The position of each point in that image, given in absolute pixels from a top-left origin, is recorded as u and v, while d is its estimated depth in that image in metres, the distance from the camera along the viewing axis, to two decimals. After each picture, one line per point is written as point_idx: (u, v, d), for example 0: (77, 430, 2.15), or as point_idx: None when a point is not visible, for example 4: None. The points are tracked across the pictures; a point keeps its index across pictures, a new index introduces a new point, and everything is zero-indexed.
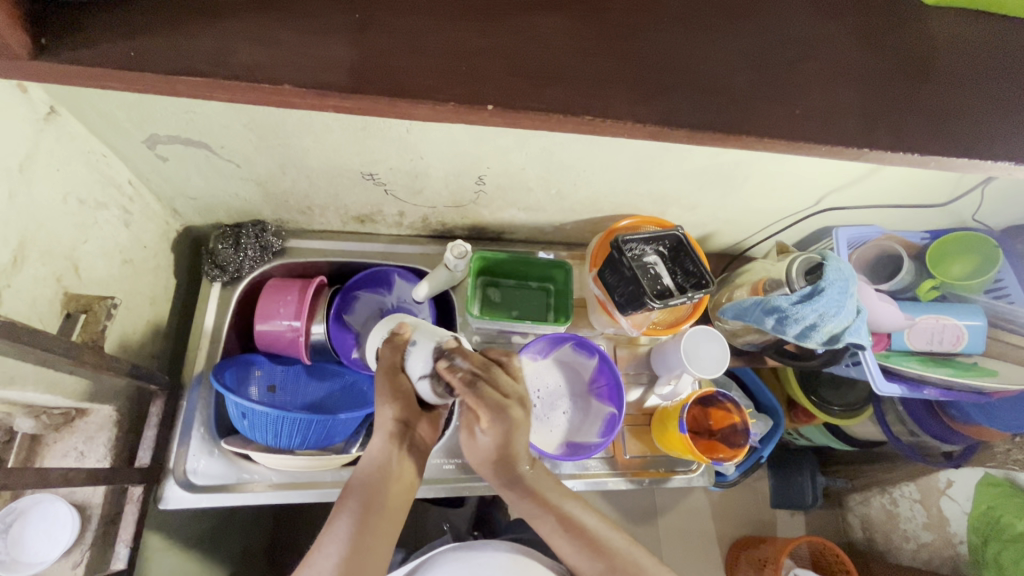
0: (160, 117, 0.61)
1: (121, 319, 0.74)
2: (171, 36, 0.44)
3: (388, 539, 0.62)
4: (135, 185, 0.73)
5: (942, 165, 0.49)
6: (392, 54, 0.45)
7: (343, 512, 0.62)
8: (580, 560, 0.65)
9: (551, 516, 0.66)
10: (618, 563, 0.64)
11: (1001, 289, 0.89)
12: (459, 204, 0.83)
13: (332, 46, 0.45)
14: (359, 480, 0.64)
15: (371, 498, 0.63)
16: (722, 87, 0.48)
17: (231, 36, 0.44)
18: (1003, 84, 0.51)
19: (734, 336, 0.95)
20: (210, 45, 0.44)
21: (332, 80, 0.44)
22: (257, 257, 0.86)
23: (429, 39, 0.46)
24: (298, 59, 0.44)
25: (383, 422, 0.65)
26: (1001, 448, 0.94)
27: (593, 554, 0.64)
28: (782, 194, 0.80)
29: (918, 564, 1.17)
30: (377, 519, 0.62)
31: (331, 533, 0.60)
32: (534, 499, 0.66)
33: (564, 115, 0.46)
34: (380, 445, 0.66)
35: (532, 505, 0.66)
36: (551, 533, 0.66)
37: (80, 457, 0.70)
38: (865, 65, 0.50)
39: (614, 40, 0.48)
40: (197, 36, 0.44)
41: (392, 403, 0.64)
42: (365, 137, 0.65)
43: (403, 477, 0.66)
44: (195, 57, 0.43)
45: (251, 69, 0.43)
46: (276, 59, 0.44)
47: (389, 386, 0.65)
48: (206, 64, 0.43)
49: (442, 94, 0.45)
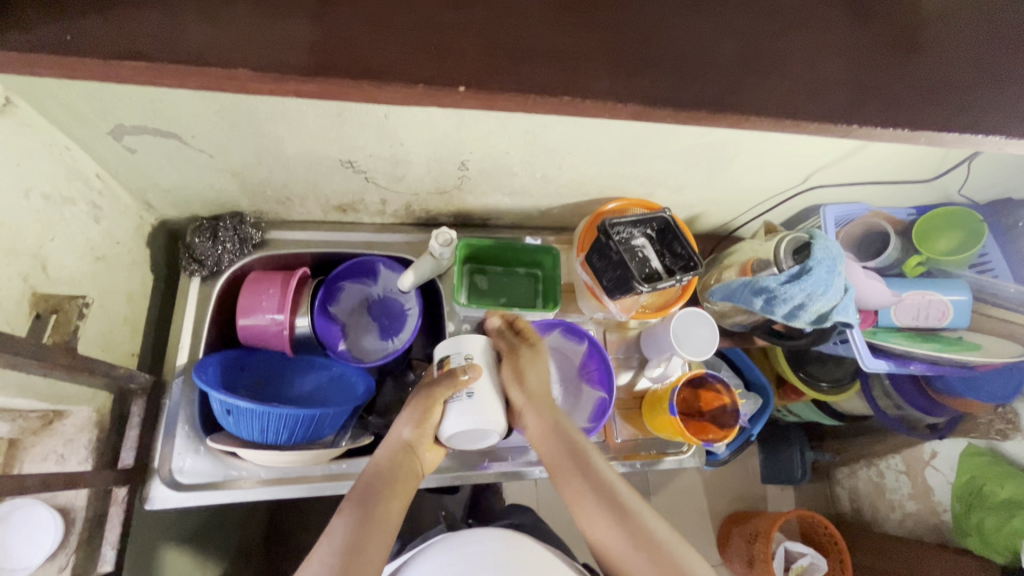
0: (124, 106, 0.58)
1: (96, 317, 0.72)
2: (110, 16, 0.41)
3: (382, 549, 0.61)
4: (104, 178, 0.70)
5: (931, 141, 0.48)
6: (354, 34, 0.43)
7: (339, 520, 0.62)
8: (595, 507, 0.65)
9: (571, 461, 0.68)
10: (628, 512, 0.64)
11: (985, 263, 0.90)
12: (443, 190, 0.81)
13: (289, 26, 0.42)
14: (358, 491, 0.65)
15: (369, 508, 0.63)
16: (705, 62, 0.47)
17: (187, 18, 0.42)
18: (990, 54, 0.50)
19: (723, 317, 0.95)
20: (154, 25, 0.42)
21: (289, 62, 0.42)
22: (236, 250, 0.84)
23: (397, 19, 0.44)
24: (253, 41, 0.42)
25: (393, 439, 0.70)
26: (984, 418, 0.99)
27: (608, 500, 0.65)
28: (769, 173, 0.79)
29: (903, 533, 1.20)
30: (371, 529, 0.61)
31: (328, 538, 0.60)
32: (560, 439, 0.70)
33: (540, 96, 0.44)
34: (385, 458, 0.69)
35: (557, 445, 0.70)
36: (569, 476, 0.68)
37: (61, 461, 0.66)
38: (850, 37, 0.49)
39: (590, 16, 0.46)
40: (147, 19, 0.42)
41: (416, 422, 0.70)
42: (342, 123, 0.62)
43: (406, 493, 0.66)
44: (141, 40, 0.41)
45: (205, 50, 0.41)
46: (227, 41, 0.42)
47: (422, 413, 0.70)
48: (152, 48, 0.41)
49: (412, 76, 0.43)
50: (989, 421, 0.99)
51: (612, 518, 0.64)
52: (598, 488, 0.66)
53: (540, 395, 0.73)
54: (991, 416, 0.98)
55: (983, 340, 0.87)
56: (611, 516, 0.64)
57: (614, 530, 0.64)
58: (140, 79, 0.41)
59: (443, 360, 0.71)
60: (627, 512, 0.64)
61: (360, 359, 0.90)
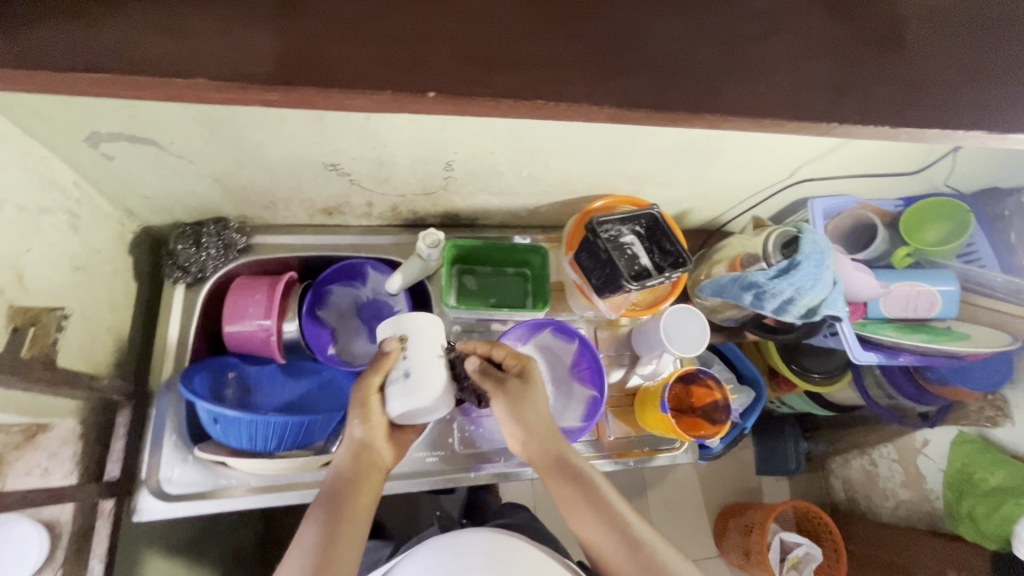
0: (98, 114, 0.57)
1: (77, 328, 0.70)
2: (72, 28, 0.41)
3: (355, 551, 0.60)
4: (81, 187, 0.69)
5: (913, 137, 0.48)
6: (319, 41, 0.42)
7: (308, 525, 0.61)
8: (605, 540, 0.65)
9: (581, 492, 0.67)
10: (639, 541, 0.65)
11: (972, 253, 0.90)
12: (429, 191, 0.80)
13: (252, 34, 0.42)
14: (322, 497, 0.64)
15: (337, 511, 0.62)
16: (683, 63, 0.46)
17: (152, 29, 0.41)
18: (971, 48, 0.49)
19: (713, 312, 0.95)
20: (111, 37, 0.41)
21: (251, 72, 0.41)
22: (219, 256, 0.83)
23: (365, 24, 0.43)
24: (214, 51, 0.41)
25: (349, 439, 0.67)
26: (975, 405, 1.00)
27: (620, 530, 0.65)
28: (757, 168, 0.79)
29: (897, 521, 1.21)
30: (342, 532, 0.60)
31: (299, 546, 0.59)
32: (565, 472, 0.68)
33: (515, 101, 0.43)
34: (346, 459, 0.66)
35: (563, 477, 0.68)
36: (579, 506, 0.67)
37: (45, 474, 0.65)
38: (831, 33, 0.49)
39: (566, 18, 0.46)
40: (109, 31, 0.41)
41: (360, 417, 0.66)
42: (323, 127, 0.61)
43: (371, 488, 0.65)
44: (100, 53, 0.40)
45: (171, 61, 0.41)
46: (189, 51, 0.41)
47: (363, 408, 0.66)
48: (110, 61, 0.40)
49: (379, 83, 0.42)
50: (980, 408, 1.00)
51: (622, 550, 0.64)
52: (608, 520, 0.66)
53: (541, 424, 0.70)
54: (982, 403, 0.99)
55: (970, 331, 0.88)
56: (621, 545, 0.64)
57: (623, 560, 0.64)
58: (106, 91, 0.40)
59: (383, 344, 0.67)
60: (638, 545, 0.64)
61: (350, 362, 0.90)
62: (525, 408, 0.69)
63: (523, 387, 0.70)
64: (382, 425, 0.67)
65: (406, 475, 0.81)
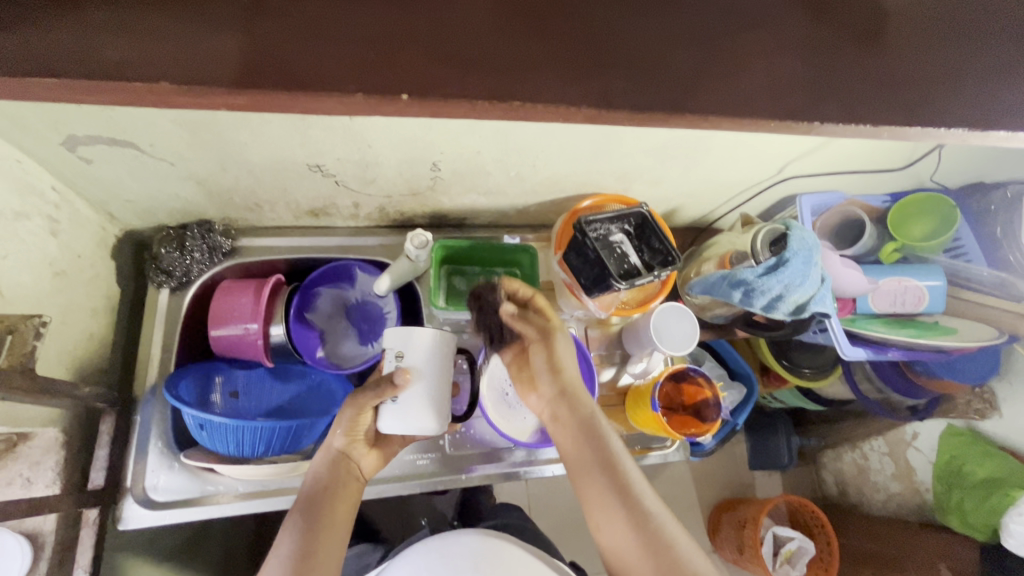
0: (73, 117, 0.55)
1: (57, 335, 0.69)
2: (38, 32, 0.40)
3: (334, 555, 0.61)
4: (60, 191, 0.68)
5: (895, 135, 0.48)
6: (290, 43, 0.42)
7: (286, 530, 0.61)
8: (609, 503, 0.65)
9: (598, 457, 0.68)
10: (648, 518, 0.63)
11: (958, 248, 0.91)
12: (416, 191, 0.79)
13: (222, 37, 0.41)
14: (300, 505, 0.64)
15: (315, 516, 0.62)
16: (663, 63, 0.46)
17: (122, 33, 0.40)
18: (953, 45, 0.49)
19: (703, 310, 0.95)
20: (76, 41, 0.40)
21: (221, 76, 0.41)
22: (205, 259, 0.82)
23: (337, 25, 0.42)
24: (185, 54, 0.41)
25: (327, 447, 0.68)
26: (962, 399, 1.01)
27: (622, 496, 0.64)
28: (744, 165, 0.78)
29: (888, 514, 1.22)
30: (321, 536, 0.61)
31: (277, 552, 0.60)
32: (581, 429, 0.70)
33: (492, 103, 0.43)
34: (323, 465, 0.67)
35: (585, 438, 0.69)
36: (595, 471, 0.67)
37: (27, 484, 0.64)
38: (812, 32, 0.48)
39: (545, 18, 0.45)
40: (76, 34, 0.40)
41: (341, 430, 0.67)
42: (305, 128, 0.60)
43: (350, 494, 0.66)
44: (65, 57, 0.40)
45: (142, 67, 0.40)
46: (158, 55, 0.40)
47: (350, 420, 0.66)
48: (75, 66, 0.39)
49: (352, 85, 0.42)
50: (968, 402, 1.01)
51: (631, 527, 0.63)
52: (613, 483, 0.65)
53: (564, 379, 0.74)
54: (970, 396, 1.01)
55: (958, 325, 0.89)
56: (629, 522, 0.63)
57: (630, 537, 0.62)
58: (76, 96, 0.39)
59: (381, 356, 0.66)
60: (640, 512, 0.63)
61: (340, 365, 0.88)
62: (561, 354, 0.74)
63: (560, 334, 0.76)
64: (366, 436, 0.69)
65: (396, 478, 0.81)
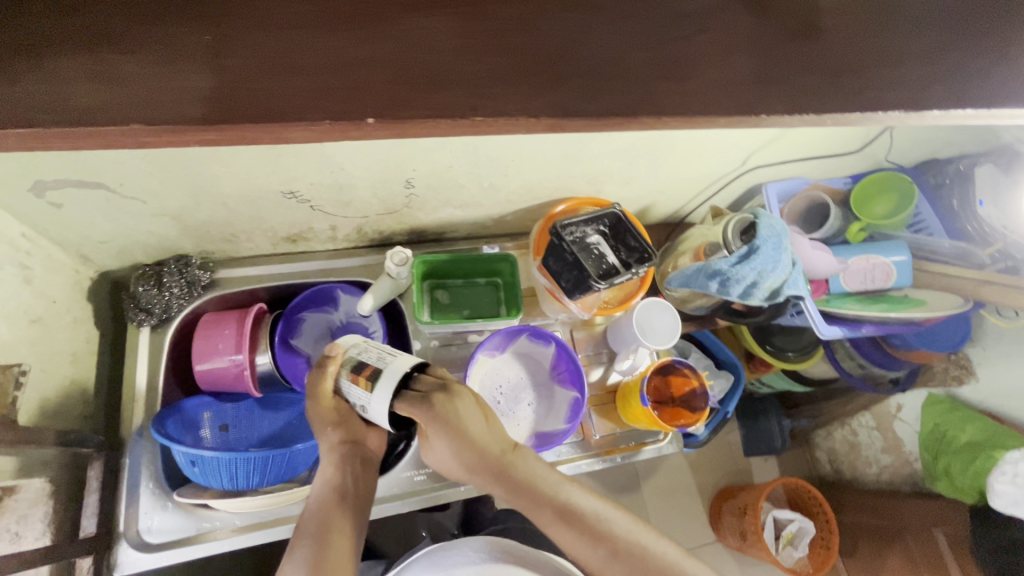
0: (41, 163, 0.55)
1: (35, 384, 0.68)
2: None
3: (350, 556, 0.58)
4: (31, 238, 0.67)
5: (840, 122, 0.51)
6: (256, 77, 0.43)
7: (303, 539, 0.58)
8: (569, 534, 0.59)
9: (550, 509, 0.60)
10: (621, 546, 0.59)
11: (920, 223, 0.96)
12: (392, 209, 0.80)
13: (191, 74, 0.42)
14: (315, 505, 0.62)
15: (328, 518, 0.60)
16: (618, 69, 0.48)
17: (85, 81, 0.41)
18: (889, 36, 0.52)
19: (684, 303, 0.96)
20: (43, 90, 0.40)
21: (189, 113, 0.42)
22: (184, 294, 0.81)
23: (299, 55, 0.43)
24: (153, 96, 0.41)
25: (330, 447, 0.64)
26: (940, 366, 1.09)
27: (597, 542, 0.59)
28: (709, 160, 0.81)
29: (882, 486, 1.24)
30: (334, 538, 0.58)
31: (293, 559, 0.56)
32: (520, 485, 0.60)
33: (454, 121, 0.45)
34: (332, 467, 0.64)
35: (526, 502, 0.60)
36: (554, 528, 0.60)
37: (15, 539, 0.63)
38: (758, 31, 0.51)
39: (503, 35, 0.46)
40: (36, 82, 0.40)
41: (338, 424, 0.64)
42: (277, 156, 0.61)
43: (361, 493, 0.65)
44: (34, 105, 0.40)
45: (106, 111, 0.41)
46: (125, 99, 0.41)
47: (323, 413, 0.64)
48: (41, 113, 0.40)
49: (323, 112, 0.43)
50: (944, 368, 1.08)
51: (605, 557, 0.59)
52: (565, 518, 0.59)
53: (483, 459, 0.60)
54: (946, 363, 1.08)
55: (927, 297, 0.91)
56: (604, 552, 0.59)
57: (608, 568, 0.59)
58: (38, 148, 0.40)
59: (356, 362, 0.62)
60: (606, 537, 0.59)
61: None
62: (458, 449, 0.59)
63: (451, 437, 0.58)
64: (357, 420, 0.66)
65: (395, 496, 0.81)
